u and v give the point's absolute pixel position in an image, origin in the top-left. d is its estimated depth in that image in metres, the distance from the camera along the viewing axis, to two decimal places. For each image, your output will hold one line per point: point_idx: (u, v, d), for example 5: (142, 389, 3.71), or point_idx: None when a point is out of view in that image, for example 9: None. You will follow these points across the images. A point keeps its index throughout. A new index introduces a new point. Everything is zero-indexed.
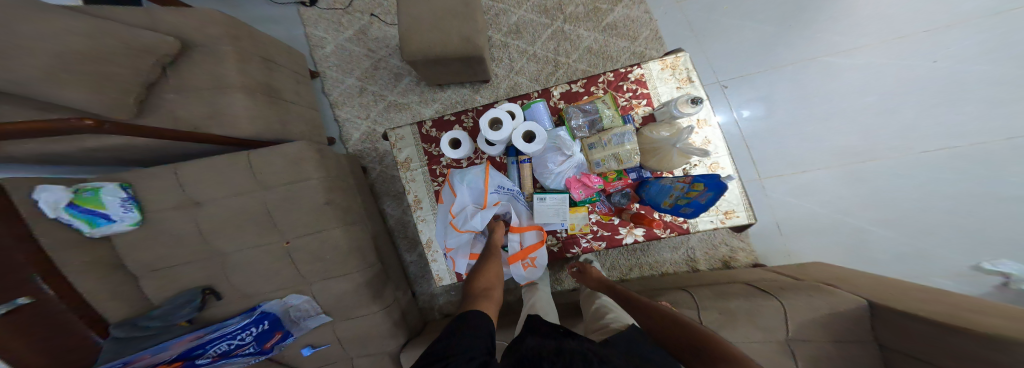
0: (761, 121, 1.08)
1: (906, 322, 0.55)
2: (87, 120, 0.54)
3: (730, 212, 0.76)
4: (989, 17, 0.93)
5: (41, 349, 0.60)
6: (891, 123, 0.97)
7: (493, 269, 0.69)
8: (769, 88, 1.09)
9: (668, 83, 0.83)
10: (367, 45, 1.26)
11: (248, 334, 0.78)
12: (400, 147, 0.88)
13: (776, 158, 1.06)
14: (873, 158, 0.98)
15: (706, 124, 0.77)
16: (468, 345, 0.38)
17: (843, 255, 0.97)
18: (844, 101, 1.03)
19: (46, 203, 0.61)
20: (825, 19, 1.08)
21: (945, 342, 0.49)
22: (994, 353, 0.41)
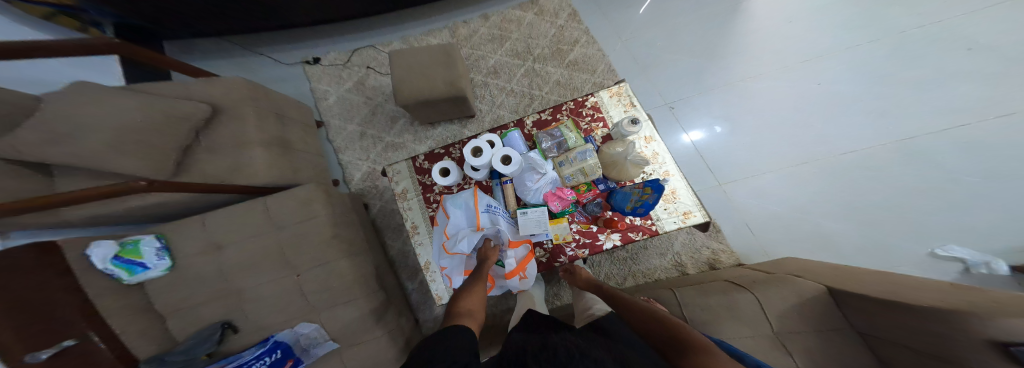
0: (719, 133, 1.21)
1: (863, 303, 0.64)
2: (142, 181, 0.69)
3: (688, 212, 0.84)
4: (850, 49, 1.18)
5: None
6: (812, 131, 1.13)
7: (477, 291, 0.76)
8: (707, 108, 1.25)
9: (617, 107, 0.98)
10: (365, 93, 1.44)
11: (262, 364, 0.84)
12: (397, 180, 1.00)
13: (726, 167, 1.18)
14: (808, 161, 1.11)
15: (651, 140, 0.91)
16: (453, 351, 0.44)
17: (819, 252, 1.01)
18: (766, 115, 1.19)
19: (97, 257, 0.72)
20: (739, 51, 1.28)
21: (890, 321, 0.58)
22: (933, 324, 0.50)
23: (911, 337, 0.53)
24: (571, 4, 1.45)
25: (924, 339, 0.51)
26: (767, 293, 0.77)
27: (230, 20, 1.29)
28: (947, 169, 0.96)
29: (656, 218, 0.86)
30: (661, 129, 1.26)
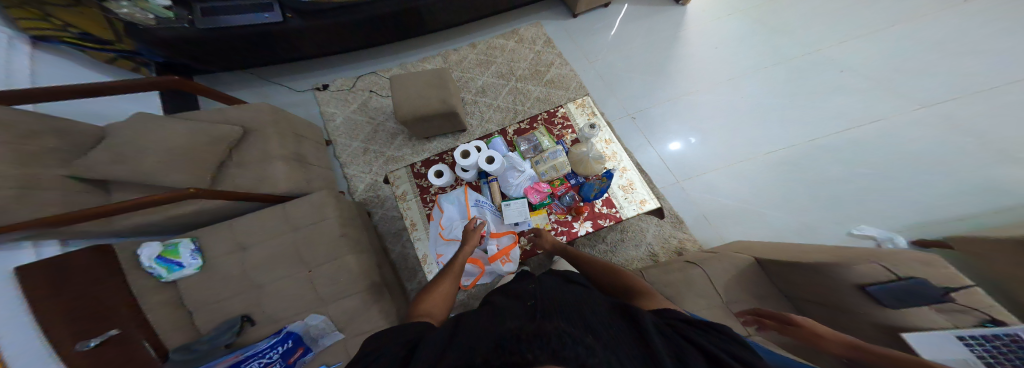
0: (693, 147, 1.36)
1: (778, 268, 0.83)
2: (190, 189, 0.85)
3: (644, 200, 1.02)
4: (769, 68, 1.44)
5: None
6: (746, 136, 1.33)
7: (439, 291, 0.67)
8: (664, 118, 1.43)
9: (582, 116, 1.18)
10: (368, 113, 1.62)
11: (275, 352, 0.93)
12: (398, 183, 1.15)
13: (682, 167, 1.34)
14: (747, 158, 1.30)
15: (610, 142, 1.13)
16: (393, 338, 0.41)
17: (764, 233, 1.17)
18: (709, 122, 1.39)
19: (145, 256, 0.89)
20: (684, 70, 1.50)
21: (798, 276, 0.77)
22: (811, 273, 0.74)
23: (796, 285, 0.79)
24: (546, 33, 1.68)
25: (815, 286, 0.74)
26: (712, 267, 0.91)
27: (254, 56, 1.49)
28: (847, 164, 1.19)
29: (619, 207, 1.03)
30: (626, 136, 1.42)
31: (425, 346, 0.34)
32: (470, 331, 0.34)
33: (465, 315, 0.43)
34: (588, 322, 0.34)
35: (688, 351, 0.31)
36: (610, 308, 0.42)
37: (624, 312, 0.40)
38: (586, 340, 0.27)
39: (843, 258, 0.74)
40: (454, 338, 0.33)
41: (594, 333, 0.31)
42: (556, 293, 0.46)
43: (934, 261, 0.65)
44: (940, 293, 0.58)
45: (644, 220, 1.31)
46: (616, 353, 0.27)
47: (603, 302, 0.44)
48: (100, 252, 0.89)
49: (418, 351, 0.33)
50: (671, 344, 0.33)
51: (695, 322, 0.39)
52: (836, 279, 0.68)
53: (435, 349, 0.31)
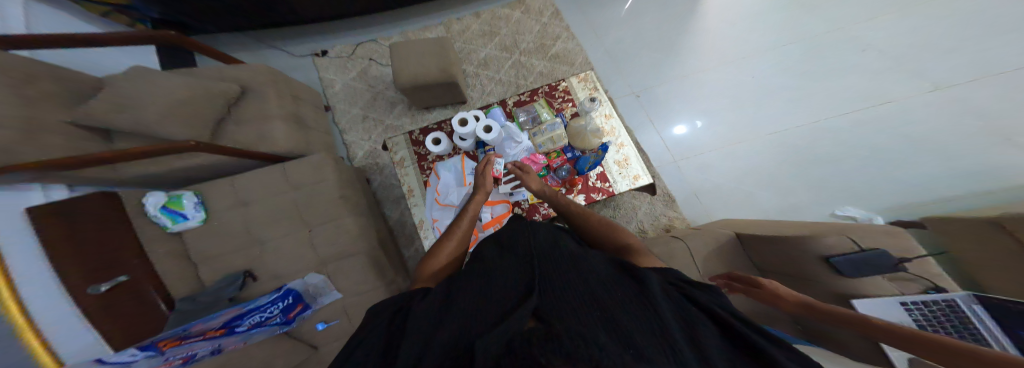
0: (697, 129, 1.36)
1: (755, 241, 0.96)
2: (191, 142, 0.87)
3: (637, 176, 1.05)
4: (784, 47, 1.39)
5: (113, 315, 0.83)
6: (745, 118, 1.33)
7: (444, 250, 0.68)
8: (669, 97, 1.42)
9: (583, 91, 1.18)
10: (368, 82, 1.60)
11: (276, 307, 1.01)
12: (396, 150, 1.16)
13: (680, 146, 1.36)
14: (746, 140, 1.30)
15: (610, 117, 1.13)
16: (375, 333, 0.39)
17: (749, 213, 1.24)
18: (715, 103, 1.37)
19: (151, 204, 0.92)
20: (694, 48, 1.46)
21: (771, 249, 0.91)
22: (785, 246, 0.86)
23: (768, 257, 0.93)
24: (554, 4, 1.62)
25: (782, 257, 0.88)
26: (694, 241, 1.02)
27: (251, 15, 1.45)
28: (844, 150, 1.19)
29: (613, 182, 1.06)
30: (628, 115, 1.43)
31: (435, 321, 0.36)
32: (474, 306, 0.35)
33: (469, 283, 0.44)
34: (591, 287, 0.35)
35: (689, 312, 0.32)
36: (612, 269, 0.42)
37: (627, 272, 0.40)
38: (588, 319, 0.28)
39: (816, 231, 0.86)
40: (461, 314, 0.34)
41: (597, 302, 0.32)
42: (558, 254, 0.46)
43: (894, 231, 0.78)
44: (893, 263, 0.70)
45: (637, 198, 1.34)
46: (619, 321, 0.27)
47: (605, 263, 0.44)
48: (107, 197, 0.92)
49: (429, 326, 0.35)
50: (673, 303, 0.33)
51: (695, 282, 0.40)
52: (805, 252, 0.82)
53: (443, 326, 0.33)
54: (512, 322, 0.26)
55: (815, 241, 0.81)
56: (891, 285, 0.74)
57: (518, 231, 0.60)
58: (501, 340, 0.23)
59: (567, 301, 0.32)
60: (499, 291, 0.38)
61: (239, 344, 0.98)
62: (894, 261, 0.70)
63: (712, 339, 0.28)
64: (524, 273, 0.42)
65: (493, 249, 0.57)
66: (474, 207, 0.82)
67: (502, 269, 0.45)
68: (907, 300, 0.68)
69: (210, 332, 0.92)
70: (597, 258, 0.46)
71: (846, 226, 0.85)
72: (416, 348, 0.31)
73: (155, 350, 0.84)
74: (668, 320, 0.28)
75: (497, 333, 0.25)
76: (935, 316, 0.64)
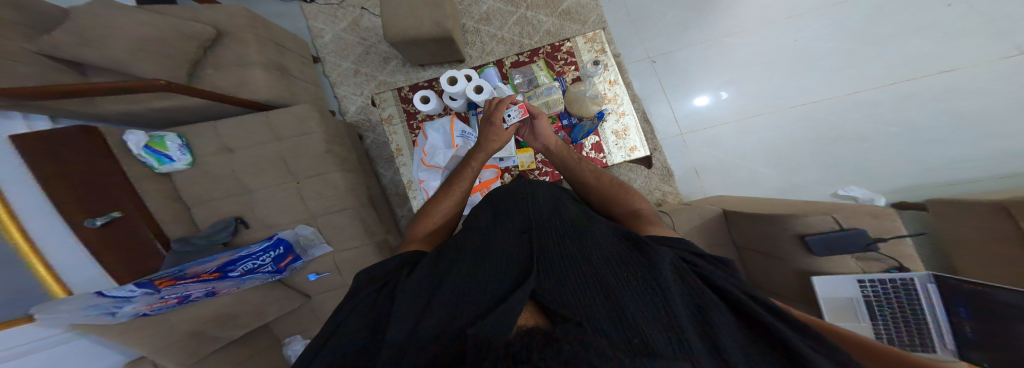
0: (716, 101, 1.30)
1: (739, 218, 0.96)
2: (161, 80, 0.81)
3: (634, 148, 1.01)
4: (829, 8, 1.24)
5: (110, 247, 0.88)
6: (773, 87, 1.25)
7: (435, 213, 0.66)
8: (686, 64, 1.33)
9: (589, 53, 1.07)
10: (360, 34, 1.50)
11: (268, 256, 1.04)
12: (384, 107, 1.12)
13: (689, 117, 1.32)
14: (758, 114, 1.25)
15: (615, 83, 1.03)
16: (361, 310, 0.37)
17: (743, 190, 1.26)
18: (737, 71, 1.29)
19: (132, 143, 0.95)
20: (724, 7, 1.32)
21: (752, 225, 0.92)
22: (768, 225, 0.87)
23: (747, 232, 0.95)
24: None
25: (762, 234, 0.90)
26: (680, 216, 1.02)
27: None
28: (847, 135, 1.17)
29: (608, 153, 1.02)
30: (640, 82, 1.37)
31: (430, 294, 0.35)
32: (470, 283, 0.34)
33: (465, 255, 0.42)
34: (593, 263, 0.32)
35: (702, 288, 0.28)
36: (618, 238, 0.38)
37: (631, 242, 0.37)
38: (588, 304, 0.25)
39: (804, 209, 0.84)
40: (456, 291, 0.33)
41: (598, 281, 0.29)
42: (558, 225, 0.43)
43: (881, 211, 0.76)
44: (866, 242, 0.74)
45: (634, 170, 1.34)
46: (622, 306, 0.25)
47: (609, 231, 0.41)
48: (88, 134, 0.91)
49: (425, 299, 0.35)
50: (685, 278, 0.30)
51: (706, 255, 0.37)
52: (786, 229, 0.83)
53: (438, 302, 0.32)
54: (506, 309, 0.25)
55: (800, 220, 0.80)
56: (858, 264, 0.80)
57: (516, 196, 0.57)
58: (499, 334, 0.20)
59: (566, 281, 0.29)
60: (496, 267, 0.36)
61: (233, 289, 1.01)
62: (868, 242, 0.74)
63: (730, 326, 0.24)
64: (523, 247, 0.40)
65: (490, 213, 0.55)
66: (469, 166, 0.76)
67: (500, 240, 0.44)
68: (864, 278, 0.77)
69: (205, 275, 0.95)
70: (601, 225, 0.43)
71: (833, 205, 0.84)
72: (410, 321, 0.31)
73: (152, 288, 0.87)
74: (678, 303, 0.25)
75: (489, 321, 0.23)
76: (885, 291, 0.75)
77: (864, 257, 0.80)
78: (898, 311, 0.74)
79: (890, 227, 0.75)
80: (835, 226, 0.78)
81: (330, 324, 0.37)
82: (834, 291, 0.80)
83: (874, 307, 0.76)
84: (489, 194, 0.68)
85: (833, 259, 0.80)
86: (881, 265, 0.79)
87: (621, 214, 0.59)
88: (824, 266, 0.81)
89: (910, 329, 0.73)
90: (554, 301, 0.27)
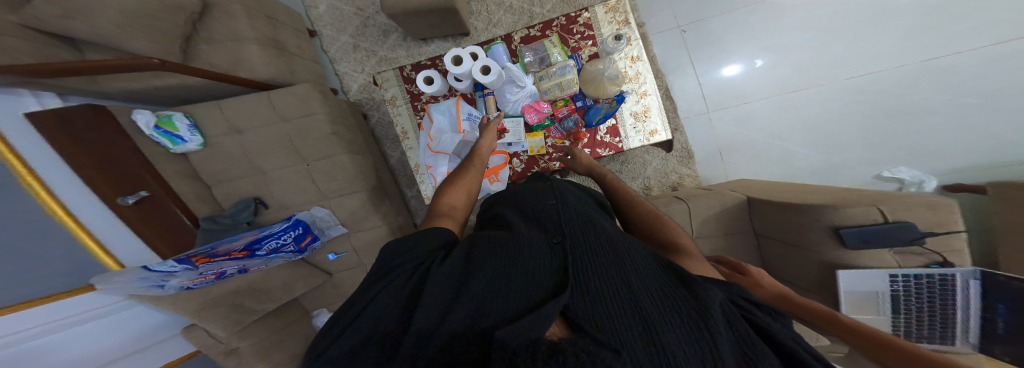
0: (752, 72, 1.15)
1: (762, 206, 0.91)
2: (155, 59, 0.78)
3: (654, 131, 0.93)
4: None
5: (147, 224, 0.97)
6: (825, 56, 1.09)
7: (461, 185, 0.68)
8: (723, 32, 1.16)
9: (610, 25, 0.94)
10: (355, 3, 1.37)
11: (289, 236, 1.09)
12: (386, 87, 1.05)
13: (719, 93, 1.19)
14: (804, 87, 1.12)
15: (638, 59, 0.92)
16: (392, 280, 0.38)
17: (772, 174, 1.17)
18: (786, 37, 1.12)
19: (142, 122, 0.94)
20: None
21: (779, 214, 0.87)
22: (795, 214, 0.82)
23: (767, 218, 0.92)
24: None
25: (789, 224, 0.85)
26: (698, 203, 0.99)
27: None
28: (899, 112, 1.04)
29: (624, 137, 0.95)
30: (666, 55, 1.22)
31: (458, 285, 0.35)
32: (500, 282, 0.34)
33: (492, 249, 0.42)
34: (630, 287, 0.31)
35: (759, 341, 0.25)
36: (657, 266, 0.36)
37: (675, 275, 0.34)
38: (626, 334, 0.24)
39: (840, 199, 0.77)
40: (484, 287, 0.33)
41: (637, 310, 0.27)
42: (592, 239, 0.42)
43: (942, 203, 0.67)
44: (915, 237, 0.68)
45: (650, 153, 1.26)
46: (663, 339, 0.23)
47: (647, 255, 0.39)
48: (100, 114, 0.91)
49: (451, 289, 0.35)
50: (733, 323, 0.27)
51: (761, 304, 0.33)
52: (818, 220, 0.78)
53: (464, 294, 0.32)
54: (537, 317, 0.24)
55: (834, 212, 0.74)
56: (894, 257, 0.76)
57: (548, 203, 0.57)
58: (531, 338, 0.20)
59: (601, 303, 0.28)
60: (526, 271, 0.36)
61: (261, 266, 1.11)
62: (918, 236, 0.68)
63: None
64: (554, 259, 0.39)
65: (519, 216, 0.55)
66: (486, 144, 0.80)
67: (530, 246, 0.43)
68: (897, 273, 0.74)
69: (235, 253, 1.02)
70: (640, 248, 0.40)
71: (873, 195, 0.77)
72: (437, 310, 0.31)
73: (191, 264, 0.95)
74: (727, 349, 0.23)
75: (520, 324, 0.23)
76: (920, 287, 0.71)
77: (902, 251, 0.75)
78: (927, 306, 0.72)
79: (944, 221, 0.68)
80: (879, 218, 0.71)
81: (358, 296, 0.38)
82: (857, 285, 0.78)
83: (901, 301, 0.74)
84: (514, 195, 0.68)
85: (863, 252, 0.76)
86: (923, 260, 0.74)
87: (651, 242, 0.56)
88: (843, 257, 0.79)
89: (935, 321, 0.72)
90: (588, 320, 0.25)
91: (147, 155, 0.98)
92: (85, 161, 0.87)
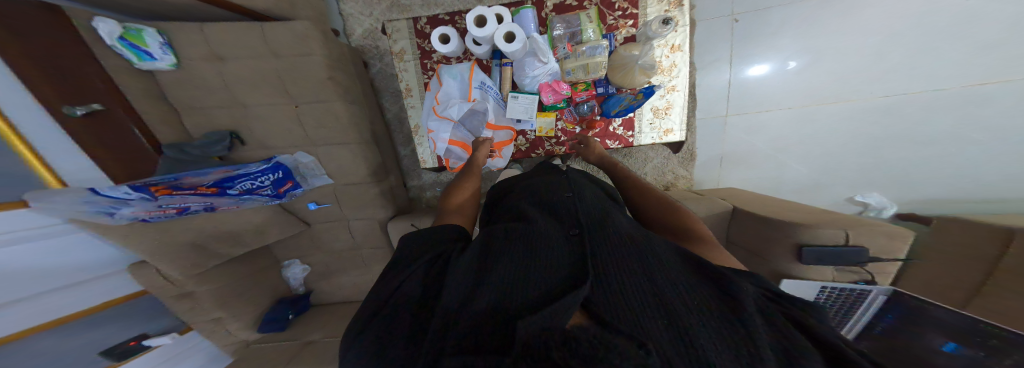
0: (791, 81, 1.10)
1: (743, 216, 0.97)
2: None
3: (669, 130, 0.97)
4: None
5: (106, 148, 0.87)
6: (877, 68, 1.02)
7: (467, 186, 0.78)
8: (781, 26, 1.05)
9: (658, 5, 0.88)
10: None
11: (267, 178, 1.04)
12: (396, 38, 0.97)
13: (746, 98, 1.15)
14: (833, 100, 1.09)
15: (678, 49, 0.89)
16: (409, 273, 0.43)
17: (759, 185, 1.27)
18: (847, 45, 1.02)
19: (104, 32, 0.82)
20: None
21: (756, 229, 0.93)
22: (773, 230, 0.87)
23: (741, 226, 0.99)
24: None
25: (764, 239, 0.91)
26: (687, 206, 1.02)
27: None
28: (884, 154, 1.11)
29: (637, 132, 0.98)
30: (704, 46, 1.12)
31: (480, 273, 0.41)
32: (519, 271, 0.39)
33: (512, 240, 0.46)
34: (655, 282, 0.34)
35: (790, 330, 0.28)
36: (679, 264, 0.40)
37: (704, 275, 0.38)
38: (649, 325, 0.28)
39: (817, 220, 0.83)
40: (506, 276, 0.38)
41: (660, 301, 0.31)
42: (610, 234, 0.46)
43: (897, 233, 0.75)
44: (860, 259, 0.77)
45: (654, 150, 1.29)
46: (687, 330, 0.27)
47: (668, 254, 0.42)
48: (56, 17, 0.77)
49: (472, 279, 0.39)
50: (771, 325, 0.29)
51: (786, 295, 0.36)
52: (788, 237, 0.83)
53: (487, 285, 0.37)
54: (563, 307, 0.28)
55: (808, 231, 0.79)
56: (833, 273, 0.84)
57: (563, 197, 0.60)
58: (554, 334, 0.25)
59: (624, 296, 0.32)
60: (545, 260, 0.41)
61: (232, 206, 1.01)
62: (862, 260, 0.77)
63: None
64: (573, 252, 0.43)
65: (536, 207, 0.58)
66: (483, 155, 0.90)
67: (550, 237, 0.47)
68: (828, 285, 0.81)
69: (201, 188, 0.92)
70: (662, 246, 0.44)
71: (843, 218, 0.84)
72: (462, 292, 0.37)
73: (148, 194, 0.83)
74: (760, 339, 0.26)
75: (544, 315, 0.28)
76: (838, 295, 0.82)
77: (844, 269, 0.83)
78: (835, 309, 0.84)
79: (891, 248, 0.77)
80: (841, 240, 0.78)
81: (385, 286, 0.43)
82: (792, 292, 0.85)
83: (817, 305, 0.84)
84: (527, 186, 0.70)
85: (813, 269, 0.85)
86: (855, 277, 0.84)
87: (667, 230, 0.59)
88: (798, 271, 0.86)
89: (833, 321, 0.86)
90: (612, 313, 0.30)
91: (105, 66, 0.86)
92: (32, 69, 0.73)
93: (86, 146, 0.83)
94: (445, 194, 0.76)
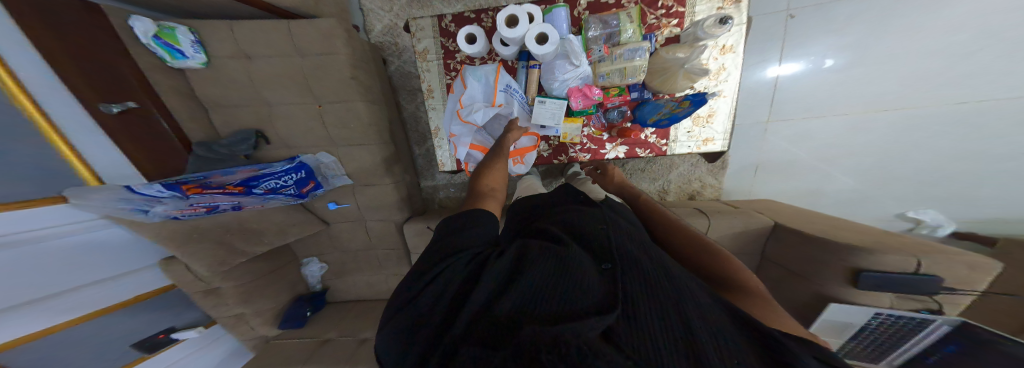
0: (846, 84, 1.01)
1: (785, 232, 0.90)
2: None
3: (708, 139, 0.91)
4: None
5: (139, 146, 0.89)
6: (959, 69, 0.90)
7: (496, 171, 0.74)
8: (845, 21, 0.95)
9: (708, 3, 0.81)
10: None
11: (290, 178, 1.04)
12: (419, 37, 0.94)
13: (793, 102, 1.07)
14: (888, 108, 1.00)
15: (729, 51, 0.82)
16: (457, 246, 0.42)
17: (796, 197, 1.19)
18: (921, 43, 0.91)
19: (139, 30, 0.83)
20: None
21: (799, 246, 0.86)
22: (819, 250, 0.80)
23: (782, 242, 0.92)
24: None
25: (808, 260, 0.84)
26: (720, 221, 0.96)
27: None
28: (945, 166, 1.00)
29: (672, 140, 0.93)
30: (752, 43, 1.04)
31: (512, 272, 0.38)
32: (551, 278, 0.36)
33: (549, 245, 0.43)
34: (692, 329, 0.29)
35: None
36: (731, 323, 0.32)
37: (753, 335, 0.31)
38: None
39: (875, 243, 0.76)
40: (537, 280, 0.35)
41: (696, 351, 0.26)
42: (648, 264, 0.40)
43: (982, 264, 0.67)
44: (933, 290, 0.68)
45: (681, 157, 1.23)
46: None
47: (716, 307, 0.34)
48: (92, 16, 0.79)
49: (505, 277, 0.37)
50: None
51: None
52: (842, 260, 0.76)
53: (516, 286, 0.34)
54: (585, 328, 0.26)
55: (863, 253, 0.72)
56: (890, 299, 0.76)
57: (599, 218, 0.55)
58: (568, 344, 0.23)
59: (654, 336, 0.28)
60: (579, 270, 0.37)
61: (257, 206, 1.03)
62: (936, 290, 0.68)
63: None
64: (608, 274, 0.38)
65: (571, 226, 0.53)
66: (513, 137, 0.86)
67: (583, 254, 0.42)
68: (882, 312, 0.75)
69: (230, 187, 0.93)
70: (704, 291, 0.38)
71: (902, 243, 0.76)
72: (492, 286, 0.35)
73: (180, 192, 0.83)
74: None
75: (565, 328, 0.25)
76: (891, 323, 0.76)
77: (904, 296, 0.74)
78: (885, 337, 0.79)
79: (970, 279, 0.68)
80: (910, 268, 0.70)
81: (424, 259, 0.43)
82: (838, 316, 0.80)
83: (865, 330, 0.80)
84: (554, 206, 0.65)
85: (864, 294, 0.77)
86: (917, 305, 0.74)
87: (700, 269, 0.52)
88: (846, 295, 0.79)
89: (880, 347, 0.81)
90: (636, 349, 0.26)
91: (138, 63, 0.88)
92: (69, 68, 0.74)
93: (121, 145, 0.85)
94: (474, 177, 0.71)
